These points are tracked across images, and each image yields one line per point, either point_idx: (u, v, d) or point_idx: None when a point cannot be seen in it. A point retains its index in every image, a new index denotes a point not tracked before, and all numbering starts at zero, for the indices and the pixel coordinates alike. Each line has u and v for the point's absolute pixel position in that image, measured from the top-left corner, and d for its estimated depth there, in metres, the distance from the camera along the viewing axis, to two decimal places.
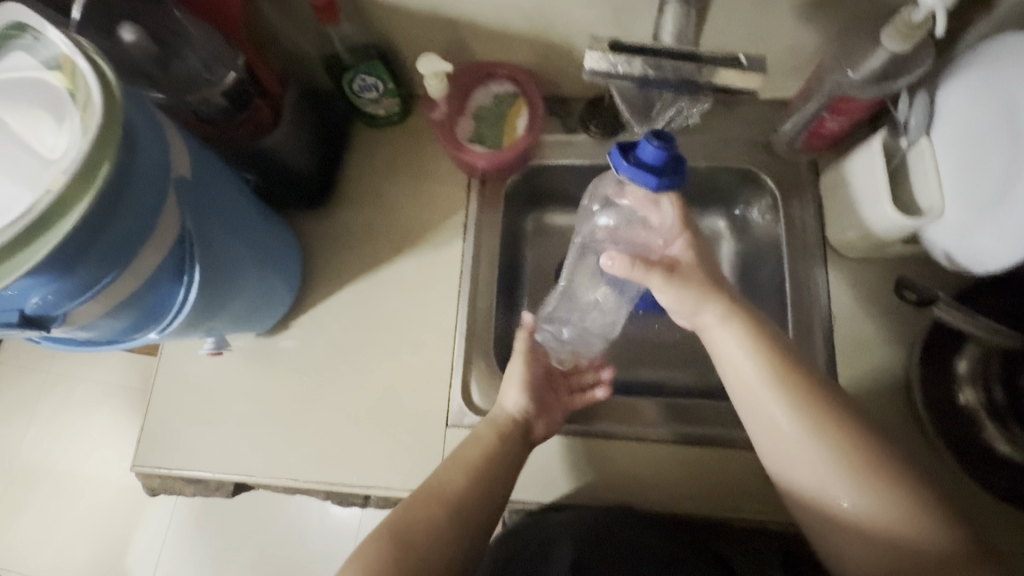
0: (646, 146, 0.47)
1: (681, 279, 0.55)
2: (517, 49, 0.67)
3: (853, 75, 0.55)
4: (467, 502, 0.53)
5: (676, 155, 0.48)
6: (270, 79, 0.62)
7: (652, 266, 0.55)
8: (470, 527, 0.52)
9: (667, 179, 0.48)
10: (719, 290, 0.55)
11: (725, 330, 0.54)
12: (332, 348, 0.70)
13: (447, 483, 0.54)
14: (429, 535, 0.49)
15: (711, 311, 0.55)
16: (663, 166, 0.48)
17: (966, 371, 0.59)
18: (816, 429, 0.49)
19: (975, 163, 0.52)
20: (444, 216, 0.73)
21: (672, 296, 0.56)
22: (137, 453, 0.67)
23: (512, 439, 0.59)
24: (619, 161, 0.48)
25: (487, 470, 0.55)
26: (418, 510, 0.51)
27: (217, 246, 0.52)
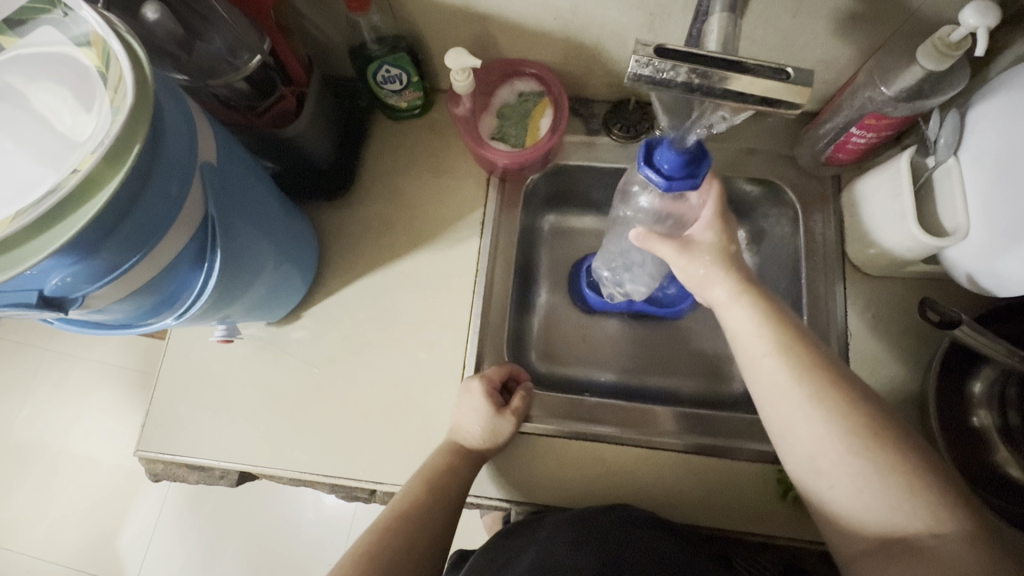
0: (667, 151, 0.47)
1: (693, 255, 0.57)
2: (545, 48, 0.66)
3: (887, 91, 0.55)
4: (423, 530, 0.56)
5: (698, 164, 0.48)
6: (296, 67, 0.61)
7: (667, 242, 0.57)
8: (428, 550, 0.55)
9: (680, 181, 0.48)
10: (731, 269, 0.56)
11: (738, 307, 0.55)
12: (344, 341, 0.69)
13: (401, 509, 0.56)
14: (385, 560, 0.52)
15: (721, 287, 0.56)
16: (676, 168, 0.48)
17: (981, 394, 0.59)
18: (828, 447, 0.48)
19: (1000, 189, 0.51)
20: (462, 213, 0.73)
21: (685, 269, 0.58)
22: (142, 438, 0.66)
23: (456, 461, 0.60)
24: (640, 160, 0.49)
25: (440, 494, 0.57)
26: (372, 539, 0.54)
27: (237, 233, 0.51)
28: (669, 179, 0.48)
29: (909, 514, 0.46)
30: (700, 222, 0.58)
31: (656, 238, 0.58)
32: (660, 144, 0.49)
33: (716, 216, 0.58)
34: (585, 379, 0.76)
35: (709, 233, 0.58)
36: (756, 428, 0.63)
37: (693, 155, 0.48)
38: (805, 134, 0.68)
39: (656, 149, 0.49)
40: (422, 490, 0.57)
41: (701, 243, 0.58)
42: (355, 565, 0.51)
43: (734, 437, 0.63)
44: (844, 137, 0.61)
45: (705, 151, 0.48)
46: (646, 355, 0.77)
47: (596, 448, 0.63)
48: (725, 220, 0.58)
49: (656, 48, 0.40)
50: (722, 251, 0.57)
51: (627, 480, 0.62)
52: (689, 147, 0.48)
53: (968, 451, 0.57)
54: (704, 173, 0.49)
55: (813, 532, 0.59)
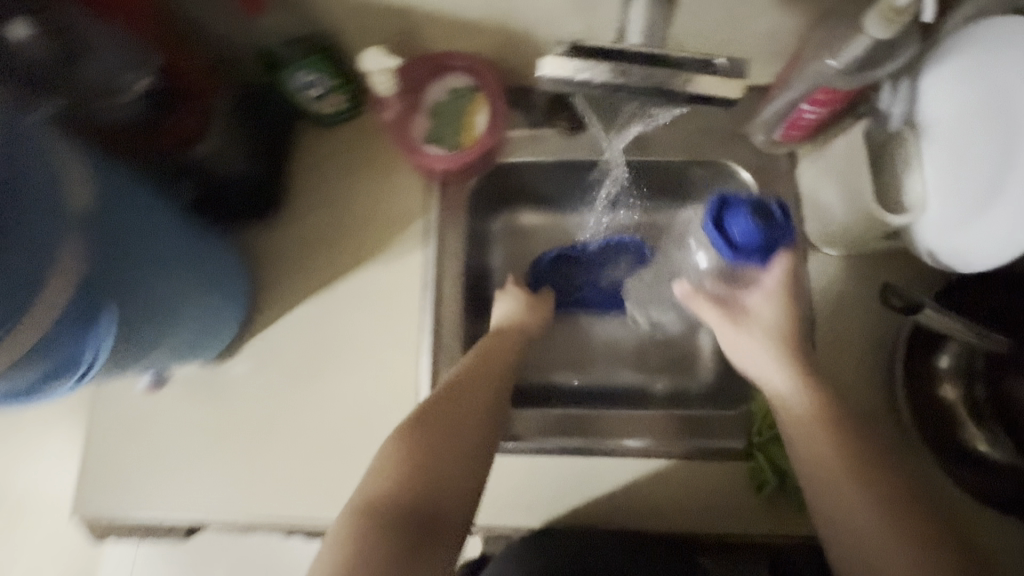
0: (743, 219, 0.52)
1: (735, 329, 0.58)
2: (473, 39, 0.61)
3: (835, 63, 0.51)
4: (461, 402, 0.52)
5: (772, 239, 0.53)
6: (200, 80, 0.54)
7: (711, 307, 0.59)
8: (474, 451, 0.50)
9: (750, 254, 0.54)
10: (754, 330, 0.57)
11: (786, 375, 0.54)
12: (288, 373, 0.64)
13: (454, 379, 0.54)
14: (425, 462, 0.48)
15: (779, 374, 0.54)
16: (751, 241, 0.53)
17: (948, 368, 0.57)
18: (805, 425, 0.51)
19: (962, 158, 0.50)
20: (403, 224, 0.67)
21: (731, 339, 0.58)
22: (77, 496, 0.62)
23: (504, 347, 0.58)
24: (709, 219, 0.53)
25: (487, 384, 0.54)
26: (409, 433, 0.49)
27: (141, 280, 0.46)
28: (718, 242, 0.54)
29: (869, 512, 0.47)
30: (763, 289, 0.57)
31: (702, 302, 0.59)
32: (740, 206, 0.53)
33: (777, 288, 0.56)
34: (550, 386, 0.73)
35: (769, 308, 0.57)
36: (721, 426, 0.61)
37: (771, 228, 0.53)
38: (755, 112, 0.65)
39: (728, 210, 0.54)
40: (460, 377, 0.54)
41: (758, 315, 0.57)
42: (387, 466, 0.47)
43: (698, 438, 0.61)
44: (795, 114, 0.58)
45: (785, 229, 0.53)
46: (612, 352, 0.74)
47: (572, 464, 0.61)
48: (788, 293, 0.56)
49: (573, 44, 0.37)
50: (777, 331, 0.56)
51: (596, 493, 0.60)
52: (769, 221, 0.53)
53: (935, 428, 0.56)
54: (775, 250, 0.54)
55: (786, 528, 0.58)
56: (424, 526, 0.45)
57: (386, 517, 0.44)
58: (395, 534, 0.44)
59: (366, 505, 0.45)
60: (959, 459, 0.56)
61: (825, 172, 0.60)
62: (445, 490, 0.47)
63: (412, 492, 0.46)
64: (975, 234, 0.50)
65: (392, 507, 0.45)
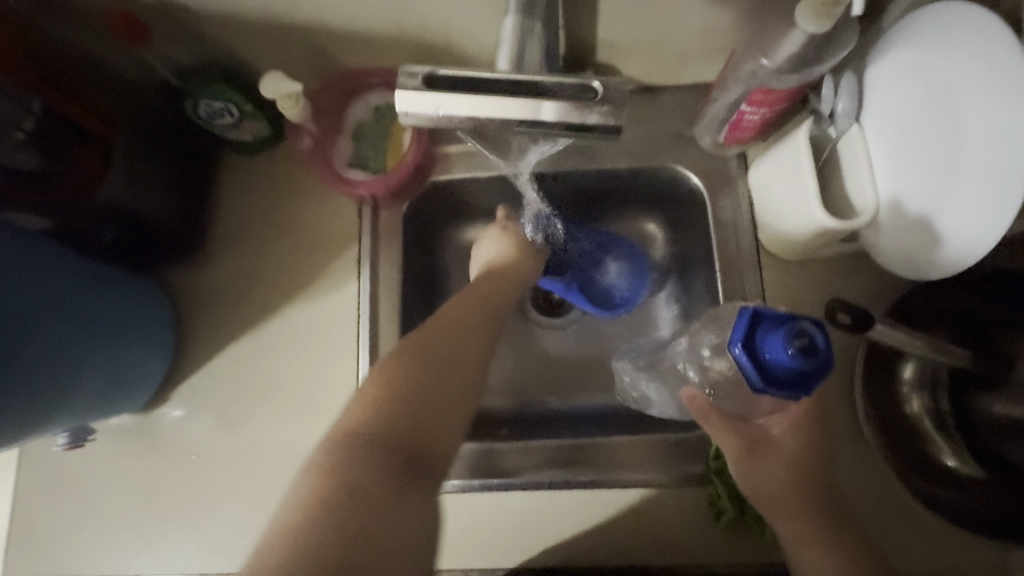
0: (778, 343, 0.38)
1: (762, 460, 0.49)
2: (390, 54, 0.57)
3: (769, 63, 0.47)
4: (456, 337, 0.48)
5: (812, 377, 0.38)
6: (92, 119, 0.52)
7: (730, 439, 0.49)
8: (470, 376, 0.47)
9: (782, 388, 0.39)
10: (766, 457, 0.49)
11: (808, 547, 0.47)
12: (221, 420, 0.61)
13: (451, 310, 0.51)
14: (410, 381, 0.44)
15: (790, 525, 0.47)
16: (787, 376, 0.39)
17: (912, 379, 0.54)
18: (775, 488, 0.48)
19: (907, 157, 0.46)
20: (337, 251, 0.64)
21: (748, 477, 0.49)
22: (3, 563, 0.58)
23: (494, 282, 0.56)
24: (736, 339, 0.40)
25: (481, 317, 0.51)
26: (396, 357, 0.45)
27: (13, 340, 0.45)
28: (750, 372, 0.39)
29: (823, 553, 0.46)
30: (783, 413, 0.50)
31: (714, 425, 0.49)
32: (776, 327, 0.39)
33: (802, 417, 0.50)
34: (507, 412, 0.69)
35: (788, 436, 0.50)
36: (677, 450, 0.58)
37: (812, 363, 0.38)
38: (700, 113, 0.60)
39: (762, 329, 0.40)
40: (454, 307, 0.51)
41: (779, 448, 0.49)
42: (373, 397, 0.42)
43: (653, 464, 0.57)
44: (737, 115, 0.53)
45: (830, 364, 0.38)
46: (570, 371, 0.71)
47: (535, 501, 0.57)
48: (809, 420, 0.50)
49: (426, 79, 0.39)
50: (798, 467, 0.49)
51: (545, 528, 0.56)
52: (812, 353, 0.38)
53: (899, 444, 0.53)
54: (814, 389, 0.39)
55: (749, 555, 0.54)
56: (413, 460, 0.40)
57: (373, 440, 0.39)
58: (383, 465, 0.38)
59: (357, 435, 0.39)
60: (927, 476, 0.52)
61: (767, 175, 0.56)
62: (441, 413, 0.43)
63: (403, 418, 0.41)
64: (946, 225, 0.45)
65: (384, 431, 0.40)
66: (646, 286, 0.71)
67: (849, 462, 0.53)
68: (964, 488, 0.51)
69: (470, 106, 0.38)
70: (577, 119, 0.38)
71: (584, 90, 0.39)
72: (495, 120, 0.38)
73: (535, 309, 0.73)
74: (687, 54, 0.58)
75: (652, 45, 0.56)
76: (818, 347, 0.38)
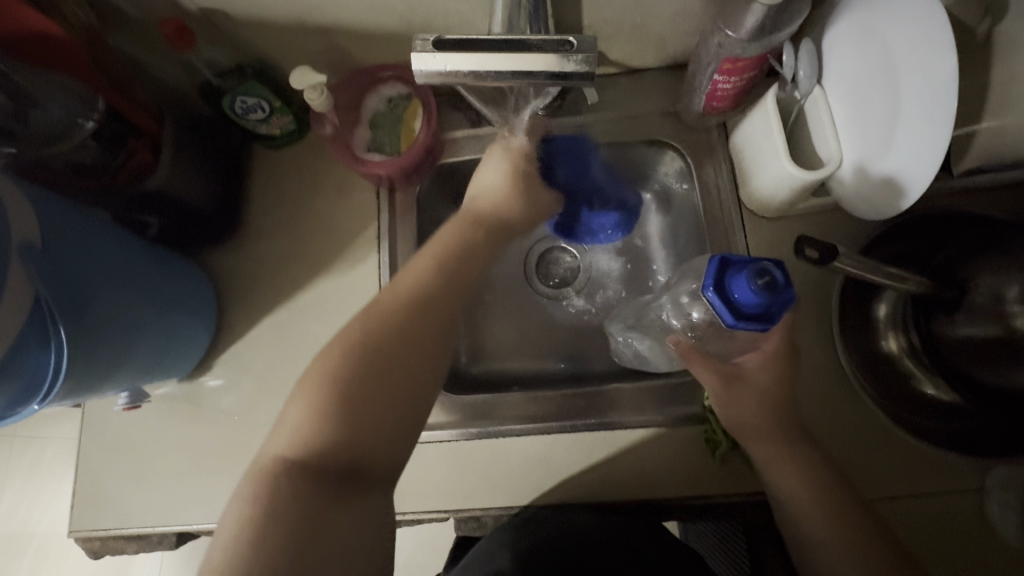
0: (744, 283, 0.42)
1: (736, 395, 0.53)
2: (400, 48, 0.65)
3: (735, 35, 0.53)
4: (394, 330, 0.49)
5: (775, 309, 0.42)
6: (142, 117, 0.57)
7: (708, 374, 0.54)
8: (420, 365, 0.49)
9: (748, 323, 0.43)
10: (739, 389, 0.53)
11: (786, 462, 0.51)
12: (261, 383, 0.67)
13: (399, 296, 0.52)
14: (354, 383, 0.46)
15: (764, 445, 0.52)
16: (755, 310, 0.42)
17: (886, 317, 0.59)
18: (747, 420, 0.53)
19: (862, 111, 0.51)
20: (358, 229, 0.71)
21: (727, 408, 0.53)
22: (72, 517, 0.65)
23: (465, 236, 0.58)
24: (708, 282, 0.43)
25: (425, 308, 0.51)
26: (344, 353, 0.48)
27: (92, 310, 0.50)
28: (723, 312, 0.43)
29: (792, 467, 0.51)
30: (757, 350, 0.54)
31: (697, 358, 0.54)
32: (741, 269, 0.43)
33: (774, 353, 0.53)
34: (519, 373, 0.75)
35: (761, 370, 0.53)
36: (675, 393, 0.63)
37: (774, 297, 0.42)
38: (681, 88, 0.66)
39: (730, 272, 0.44)
40: (401, 297, 0.51)
41: (754, 383, 0.53)
42: (320, 401, 0.46)
43: (654, 408, 0.63)
44: (710, 86, 0.60)
45: (791, 298, 0.42)
46: (576, 338, 0.76)
47: (542, 446, 0.63)
48: (783, 356, 0.53)
49: (434, 43, 0.44)
50: (773, 399, 0.53)
51: (557, 467, 0.62)
52: (774, 288, 0.42)
53: (879, 379, 0.59)
54: (778, 320, 0.43)
55: (747, 484, 0.59)
56: (347, 466, 0.45)
57: (308, 454, 0.44)
58: (314, 478, 0.43)
59: (296, 450, 0.44)
60: (908, 405, 0.58)
61: (744, 139, 0.61)
62: (383, 417, 0.47)
63: (344, 428, 0.45)
64: (892, 170, 0.50)
65: (322, 444, 0.45)
66: (641, 254, 0.78)
67: (832, 397, 0.58)
68: (944, 415, 0.56)
69: (474, 61, 0.43)
70: (559, 69, 0.43)
71: (563, 43, 0.43)
72: (493, 74, 0.43)
73: (541, 282, 0.79)
74: (665, 36, 0.64)
75: (633, 29, 0.63)
76: (778, 284, 0.42)
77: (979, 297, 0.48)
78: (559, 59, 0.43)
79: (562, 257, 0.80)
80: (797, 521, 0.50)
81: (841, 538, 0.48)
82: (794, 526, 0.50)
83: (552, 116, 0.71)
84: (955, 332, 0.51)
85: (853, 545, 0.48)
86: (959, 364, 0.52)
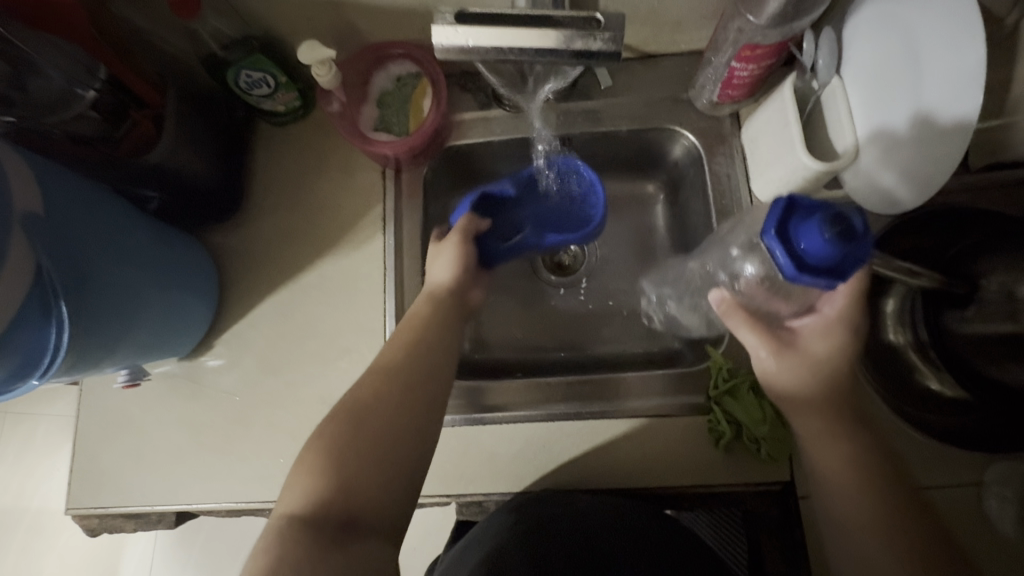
0: (814, 231, 0.40)
1: (787, 360, 0.52)
2: (412, 24, 0.63)
3: (756, 20, 0.52)
4: (381, 402, 0.50)
5: (846, 262, 0.41)
6: (146, 87, 0.56)
7: (759, 334, 0.53)
8: (411, 439, 0.50)
9: (812, 275, 0.41)
10: (788, 354, 0.52)
11: (833, 442, 0.50)
12: (262, 363, 0.67)
13: (378, 373, 0.53)
14: (345, 449, 0.47)
15: (809, 423, 0.51)
16: (822, 259, 0.41)
17: (894, 312, 0.60)
18: (795, 392, 0.52)
19: (883, 99, 0.50)
20: (363, 210, 0.70)
21: (768, 371, 0.53)
22: (69, 496, 0.65)
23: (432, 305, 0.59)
24: (772, 228, 0.42)
25: (408, 381, 0.52)
26: (340, 415, 0.50)
27: (93, 284, 0.49)
28: (786, 262, 0.42)
29: (834, 449, 0.50)
30: (817, 315, 0.52)
31: (740, 317, 0.53)
32: (810, 218, 0.41)
33: (837, 321, 0.51)
34: (524, 357, 0.75)
35: (820, 341, 0.51)
36: (681, 382, 0.64)
37: (848, 247, 0.40)
38: (695, 75, 0.65)
39: (795, 220, 0.42)
40: (375, 373, 0.53)
41: (808, 352, 0.52)
42: (317, 467, 0.46)
43: (658, 395, 0.63)
44: (727, 73, 0.59)
45: (867, 250, 0.40)
46: (581, 327, 0.76)
47: (546, 433, 0.63)
48: (844, 325, 0.51)
49: (455, 17, 0.43)
50: (824, 370, 0.51)
51: (560, 454, 0.62)
52: (848, 238, 0.40)
53: (886, 375, 0.59)
54: (847, 276, 0.41)
55: (750, 475, 0.59)
56: (339, 523, 0.44)
57: (305, 510, 0.44)
58: (311, 531, 0.43)
59: (300, 508, 0.44)
60: (913, 399, 0.58)
61: (759, 129, 0.61)
62: (375, 482, 0.47)
63: (338, 486, 0.45)
64: (917, 159, 0.49)
65: (315, 504, 0.44)
66: (648, 243, 0.77)
67: None
68: (948, 411, 0.57)
69: (495, 37, 0.43)
70: (584, 47, 0.43)
71: (590, 21, 0.43)
72: (516, 49, 0.42)
73: (546, 269, 0.78)
74: (681, 21, 0.63)
75: (649, 14, 0.62)
76: (853, 230, 0.39)
77: (989, 294, 0.50)
78: (583, 37, 0.43)
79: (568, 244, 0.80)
80: (835, 501, 0.50)
81: (870, 514, 0.48)
82: (830, 505, 0.50)
83: (563, 99, 0.69)
84: (968, 332, 0.52)
85: (883, 523, 0.47)
86: (964, 359, 0.53)
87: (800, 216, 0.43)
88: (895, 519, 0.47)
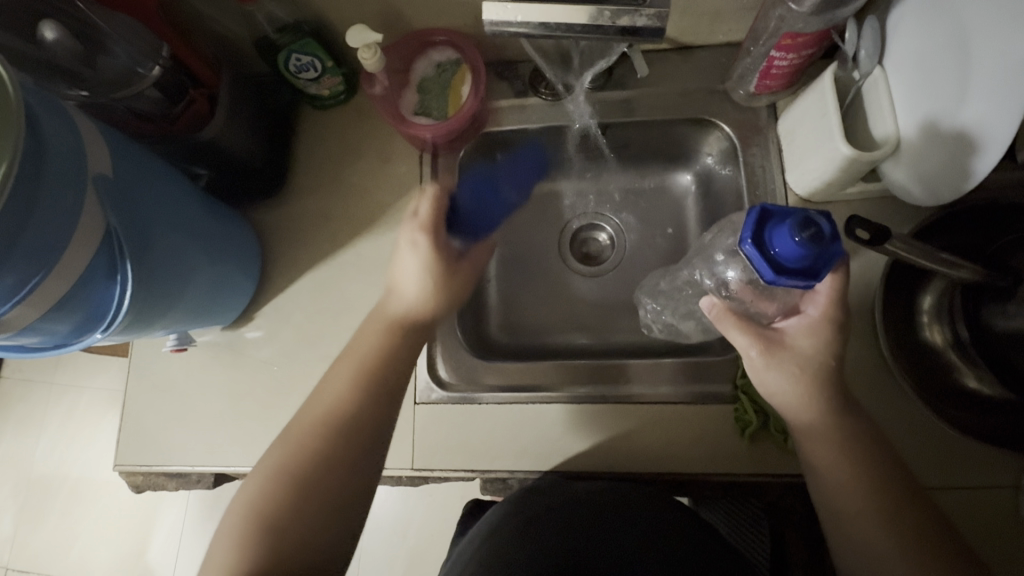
0: (786, 235, 0.41)
1: (777, 361, 0.50)
2: (454, 12, 0.65)
3: (798, 8, 0.52)
4: (312, 447, 0.52)
5: (821, 263, 0.41)
6: (203, 69, 0.60)
7: (748, 337, 0.51)
8: (340, 482, 0.51)
9: (787, 278, 0.42)
10: (777, 353, 0.50)
11: (835, 442, 0.50)
12: (299, 338, 0.70)
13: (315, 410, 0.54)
14: (277, 501, 0.49)
15: (822, 424, 0.50)
16: (796, 263, 0.41)
17: (931, 307, 0.59)
18: (793, 397, 0.50)
19: (927, 89, 0.50)
20: (398, 194, 0.72)
21: (762, 372, 0.51)
22: (118, 452, 0.69)
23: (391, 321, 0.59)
24: (748, 235, 0.43)
25: (340, 424, 0.53)
26: (287, 459, 0.52)
27: (154, 249, 0.52)
28: (763, 267, 0.42)
29: (843, 449, 0.50)
30: (802, 315, 0.51)
31: (731, 318, 0.52)
32: (783, 221, 0.42)
33: (823, 321, 0.50)
34: (550, 343, 0.76)
35: (806, 339, 0.50)
36: (704, 371, 0.64)
37: (819, 249, 0.40)
38: (733, 65, 0.65)
39: (770, 224, 0.43)
40: (323, 409, 0.54)
41: (796, 350, 0.50)
42: (247, 523, 0.49)
43: (679, 382, 0.64)
44: (766, 63, 0.59)
45: (836, 252, 0.41)
46: (608, 317, 0.76)
47: (566, 415, 0.64)
48: (832, 326, 0.50)
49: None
50: (815, 369, 0.50)
51: (584, 438, 0.63)
52: (820, 240, 0.40)
53: (922, 373, 0.58)
54: (824, 275, 0.42)
55: (774, 464, 0.59)
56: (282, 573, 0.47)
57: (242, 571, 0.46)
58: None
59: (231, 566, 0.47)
60: (944, 396, 0.57)
61: (796, 119, 0.60)
62: (309, 533, 0.49)
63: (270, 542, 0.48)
64: (956, 147, 0.48)
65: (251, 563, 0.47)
66: (678, 232, 0.78)
67: (879, 384, 0.59)
68: (986, 412, 0.55)
69: (544, 13, 0.44)
70: (629, 23, 0.44)
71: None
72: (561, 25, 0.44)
73: (575, 258, 0.80)
74: (721, 11, 0.63)
75: (690, 3, 0.62)
76: (818, 234, 0.40)
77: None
78: (628, 13, 0.44)
79: (598, 234, 0.81)
80: (844, 504, 0.49)
81: (878, 514, 0.48)
82: (827, 498, 0.50)
83: (599, 89, 0.70)
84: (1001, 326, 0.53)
85: (888, 524, 0.48)
86: (1004, 359, 0.52)
87: (775, 220, 0.43)
88: (904, 520, 0.48)
